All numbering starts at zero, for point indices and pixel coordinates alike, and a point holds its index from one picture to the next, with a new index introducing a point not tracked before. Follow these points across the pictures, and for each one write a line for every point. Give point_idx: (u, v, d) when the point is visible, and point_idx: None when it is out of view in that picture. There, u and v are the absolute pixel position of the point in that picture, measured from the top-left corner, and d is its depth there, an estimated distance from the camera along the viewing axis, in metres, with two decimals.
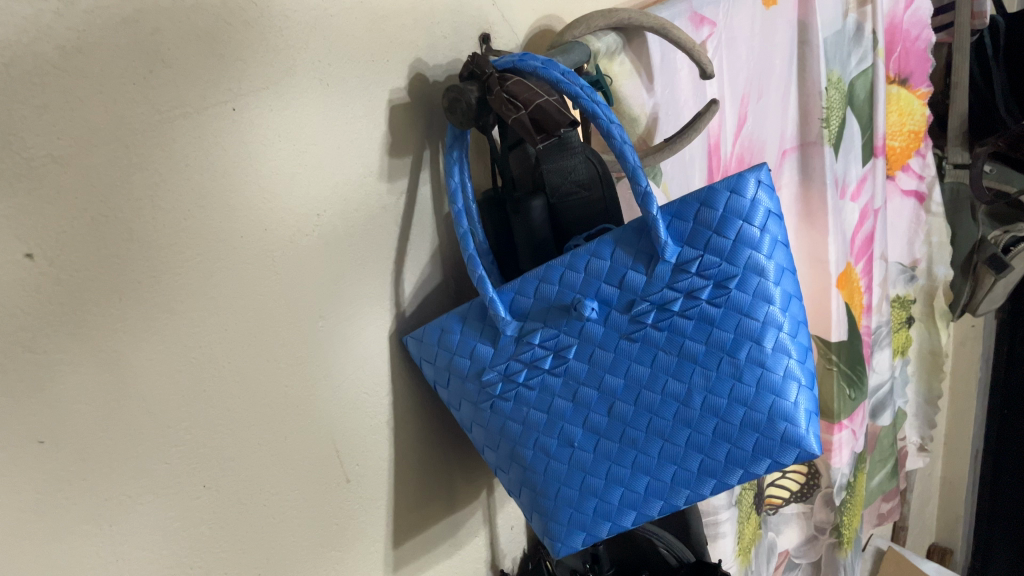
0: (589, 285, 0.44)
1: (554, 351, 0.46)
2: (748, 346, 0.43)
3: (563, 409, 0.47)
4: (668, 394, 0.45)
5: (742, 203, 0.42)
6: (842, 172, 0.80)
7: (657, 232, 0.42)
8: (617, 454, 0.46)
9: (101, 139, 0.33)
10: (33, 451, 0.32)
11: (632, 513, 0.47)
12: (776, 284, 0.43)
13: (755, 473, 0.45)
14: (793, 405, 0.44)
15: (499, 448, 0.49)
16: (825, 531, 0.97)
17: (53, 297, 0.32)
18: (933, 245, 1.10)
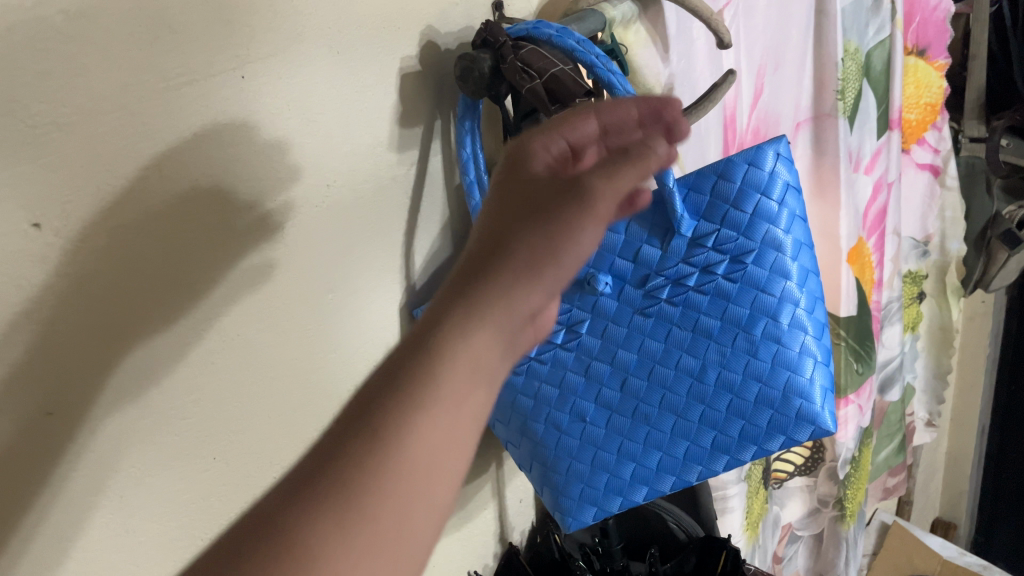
0: (603, 259, 0.44)
1: (566, 326, 0.45)
2: (764, 321, 0.43)
3: (575, 384, 0.46)
4: (682, 369, 0.44)
5: (760, 176, 0.41)
6: (857, 146, 0.79)
7: (672, 206, 0.41)
8: (629, 430, 0.46)
9: (106, 107, 0.32)
10: (41, 424, 0.32)
11: (644, 488, 0.47)
12: (793, 259, 0.42)
13: (768, 450, 0.45)
14: (808, 381, 0.43)
15: (510, 423, 0.49)
16: (828, 505, 0.97)
17: (60, 269, 0.31)
18: (946, 220, 1.10)
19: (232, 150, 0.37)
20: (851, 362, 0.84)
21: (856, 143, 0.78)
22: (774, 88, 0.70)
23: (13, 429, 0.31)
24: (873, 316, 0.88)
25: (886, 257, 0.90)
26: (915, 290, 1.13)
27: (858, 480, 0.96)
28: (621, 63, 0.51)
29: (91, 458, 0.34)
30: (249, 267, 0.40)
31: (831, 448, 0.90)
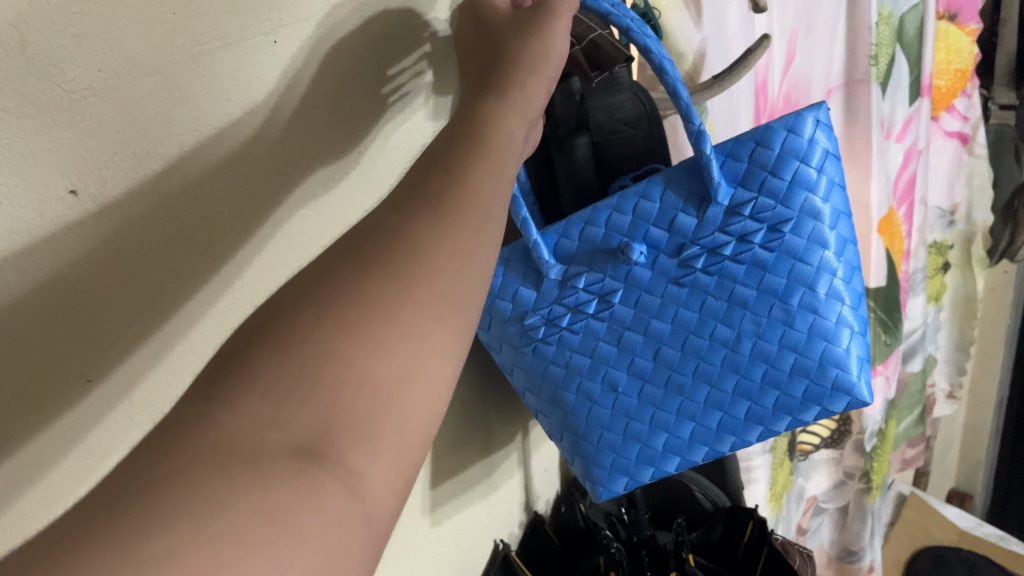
0: (637, 228, 0.43)
1: (599, 296, 0.45)
2: (801, 292, 0.42)
3: (607, 354, 0.46)
4: (716, 339, 0.44)
5: (800, 142, 0.40)
6: (889, 113, 0.78)
7: (710, 174, 0.40)
8: (662, 400, 0.47)
9: (142, 71, 0.31)
10: (80, 389, 0.32)
11: (676, 459, 0.48)
12: (832, 228, 0.41)
13: (803, 421, 0.46)
14: (845, 351, 0.43)
15: (540, 393, 0.49)
16: (853, 477, 0.97)
17: (97, 234, 0.31)
18: (974, 188, 1.08)
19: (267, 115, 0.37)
20: (879, 334, 0.84)
21: (888, 109, 0.77)
22: (805, 54, 0.69)
23: (54, 395, 0.31)
24: (902, 286, 0.87)
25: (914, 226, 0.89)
26: (940, 260, 1.14)
27: (883, 452, 0.96)
28: (654, 27, 0.49)
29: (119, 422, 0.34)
30: (279, 235, 0.40)
31: (857, 422, 0.90)
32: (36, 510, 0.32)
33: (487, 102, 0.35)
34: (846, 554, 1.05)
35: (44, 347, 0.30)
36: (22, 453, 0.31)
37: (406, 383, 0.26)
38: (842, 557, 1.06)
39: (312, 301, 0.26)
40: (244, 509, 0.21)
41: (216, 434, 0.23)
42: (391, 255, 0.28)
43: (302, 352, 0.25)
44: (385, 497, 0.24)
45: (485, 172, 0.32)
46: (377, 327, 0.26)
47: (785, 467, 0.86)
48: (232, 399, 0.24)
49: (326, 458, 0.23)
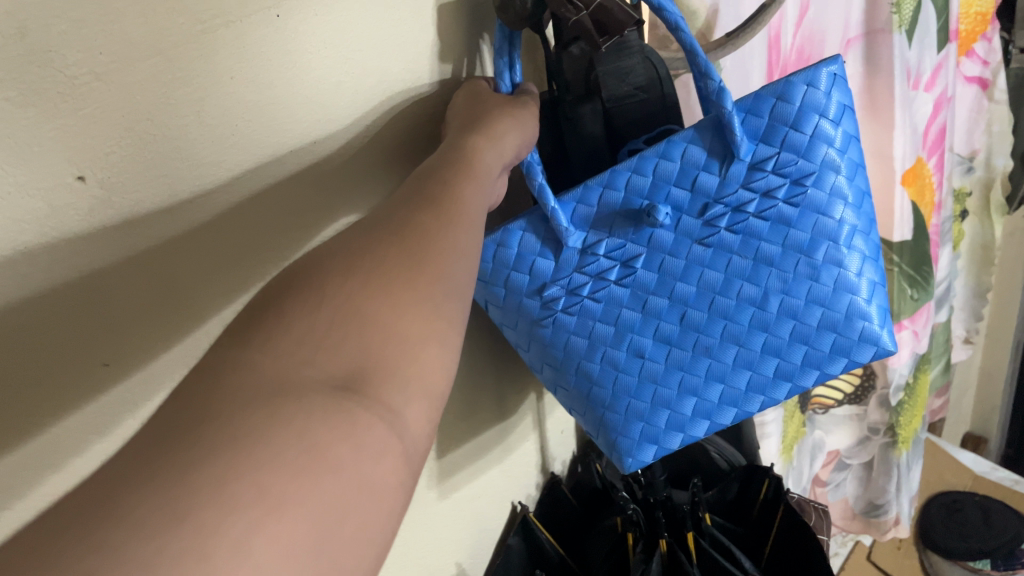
0: (658, 190, 0.43)
1: (621, 262, 0.45)
2: (826, 245, 0.43)
3: (631, 321, 0.46)
4: (743, 298, 0.44)
5: (819, 93, 0.40)
6: (916, 62, 0.75)
7: (731, 131, 0.40)
8: (689, 363, 0.47)
9: (143, 53, 0.30)
10: (98, 374, 0.33)
11: (706, 422, 0.49)
12: (851, 180, 0.42)
13: (831, 373, 0.46)
14: (869, 301, 0.44)
15: (561, 366, 0.49)
16: (879, 432, 0.97)
17: (107, 221, 0.31)
18: (993, 135, 1.05)
19: (280, 88, 0.37)
20: (904, 288, 0.83)
21: (914, 58, 0.75)
22: (823, 3, 0.67)
23: (69, 379, 0.31)
24: (930, 239, 0.86)
25: (944, 177, 0.87)
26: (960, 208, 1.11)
27: (912, 407, 0.96)
28: None
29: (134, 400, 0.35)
30: (288, 213, 0.40)
31: (882, 375, 0.91)
32: (58, 492, 0.33)
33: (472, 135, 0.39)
34: (872, 508, 1.05)
35: (59, 334, 0.30)
36: (39, 434, 0.31)
37: (424, 342, 0.28)
38: (868, 513, 1.07)
39: (339, 264, 0.28)
40: (288, 440, 0.22)
41: (249, 381, 0.24)
42: (403, 234, 0.30)
43: (332, 307, 0.26)
44: (416, 437, 0.26)
45: (471, 188, 0.35)
46: (399, 289, 0.28)
47: (796, 420, 0.87)
48: (268, 343, 0.25)
49: (364, 398, 0.25)
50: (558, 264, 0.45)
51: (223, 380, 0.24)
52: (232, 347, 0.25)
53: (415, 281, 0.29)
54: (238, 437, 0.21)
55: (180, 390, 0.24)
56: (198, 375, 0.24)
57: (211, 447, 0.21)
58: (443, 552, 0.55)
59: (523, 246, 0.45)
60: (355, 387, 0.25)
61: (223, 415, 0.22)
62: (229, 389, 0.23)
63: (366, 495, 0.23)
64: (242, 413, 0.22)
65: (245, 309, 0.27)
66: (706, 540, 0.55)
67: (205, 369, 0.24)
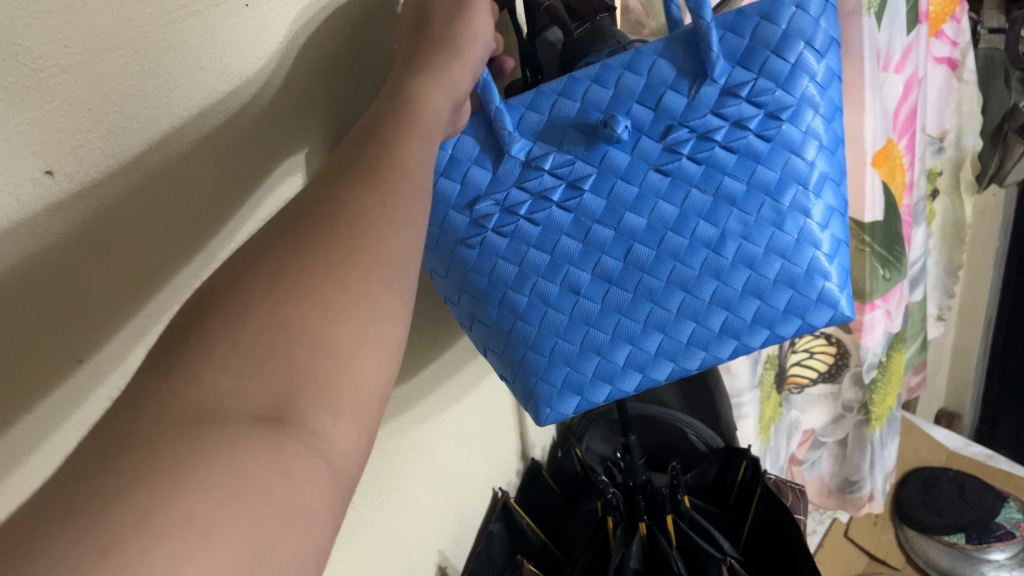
0: (618, 104, 0.42)
1: (568, 181, 0.43)
2: (794, 188, 0.42)
3: (571, 250, 0.44)
4: (697, 238, 0.43)
5: (810, 17, 0.40)
6: (886, 44, 0.76)
7: (708, 45, 0.40)
8: (628, 306, 0.45)
9: (111, 44, 0.30)
10: (71, 369, 0.32)
11: (637, 376, 0.47)
12: (828, 123, 0.42)
13: (780, 334, 0.45)
14: (830, 261, 0.43)
15: (483, 296, 0.47)
16: (852, 410, 0.99)
17: (77, 216, 0.31)
18: (963, 115, 1.06)
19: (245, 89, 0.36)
20: (876, 268, 0.84)
21: (886, 39, 0.75)
22: None
23: (42, 375, 0.31)
24: (902, 220, 0.87)
25: (916, 157, 0.88)
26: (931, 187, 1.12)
27: (886, 386, 0.98)
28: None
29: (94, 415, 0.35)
30: (259, 203, 0.39)
31: (857, 354, 0.92)
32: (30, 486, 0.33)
33: (416, 76, 0.37)
34: (847, 485, 1.07)
35: (31, 331, 0.30)
36: (13, 430, 0.31)
37: (361, 344, 0.27)
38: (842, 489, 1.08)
39: (263, 271, 0.28)
40: (213, 471, 0.22)
41: (173, 413, 0.24)
42: (336, 224, 0.29)
43: (259, 319, 0.26)
44: (345, 455, 0.26)
45: (416, 144, 0.34)
46: (326, 292, 0.27)
47: (772, 401, 0.88)
48: (189, 372, 0.25)
49: (286, 422, 0.25)
50: (496, 177, 0.44)
51: (149, 411, 0.23)
52: (157, 373, 0.25)
53: (383, 269, 0.29)
54: (162, 471, 0.22)
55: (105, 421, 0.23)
56: (125, 406, 0.24)
57: (134, 482, 0.21)
58: (427, 541, 0.55)
59: (457, 151, 0.44)
60: (278, 409, 0.25)
61: (147, 448, 0.22)
62: (154, 421, 0.23)
63: (298, 520, 0.23)
64: (166, 446, 0.22)
65: (168, 330, 0.27)
66: (685, 522, 0.56)
67: (132, 399, 0.24)
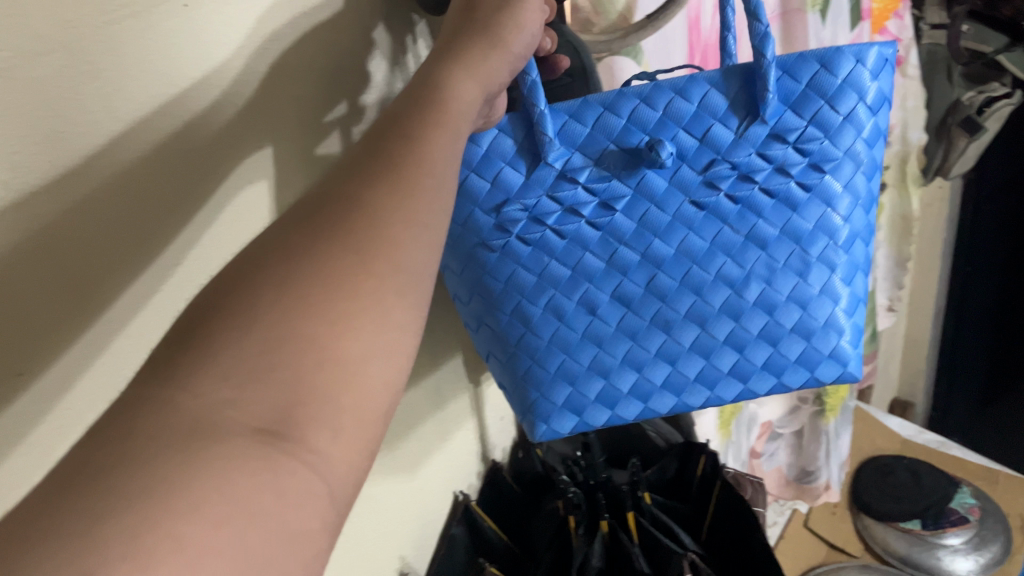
0: (664, 127, 0.43)
1: (601, 201, 0.45)
2: (824, 242, 0.46)
3: (593, 271, 0.47)
4: (722, 275, 0.47)
5: (868, 73, 0.42)
6: (830, 41, 0.77)
7: (765, 85, 0.41)
8: (641, 334, 0.49)
9: (45, 47, 0.29)
10: (13, 385, 0.31)
11: (640, 404, 0.51)
12: (866, 180, 0.45)
13: (786, 383, 0.50)
14: (844, 317, 0.48)
15: (496, 300, 0.50)
16: (807, 402, 1.04)
17: (14, 225, 0.29)
18: (908, 110, 1.07)
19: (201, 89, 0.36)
20: None
21: (829, 36, 0.77)
22: None
23: None
24: None
25: None
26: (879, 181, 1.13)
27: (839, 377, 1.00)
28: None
29: (45, 439, 0.33)
30: (207, 208, 0.38)
31: None
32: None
33: (450, 66, 0.37)
34: (803, 475, 1.10)
35: None
36: None
37: (367, 360, 0.27)
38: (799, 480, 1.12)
39: (269, 278, 0.27)
40: (205, 493, 0.22)
41: (168, 425, 0.23)
42: (351, 230, 0.29)
43: (265, 331, 0.25)
44: (341, 474, 0.25)
45: (442, 138, 0.34)
46: (337, 303, 0.27)
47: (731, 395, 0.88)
48: (192, 378, 0.24)
49: (288, 439, 0.24)
50: (528, 184, 0.45)
51: (140, 422, 0.23)
52: (149, 381, 0.24)
53: (352, 275, 0.28)
54: (151, 488, 0.21)
55: (94, 432, 0.23)
56: (112, 416, 0.23)
57: (119, 499, 0.21)
58: (387, 548, 0.55)
59: (493, 148, 0.45)
60: (280, 426, 0.24)
61: (136, 460, 0.22)
62: (144, 433, 0.22)
63: (287, 545, 0.23)
64: (156, 462, 0.22)
65: (174, 330, 0.26)
66: (646, 518, 0.56)
67: (121, 408, 0.24)
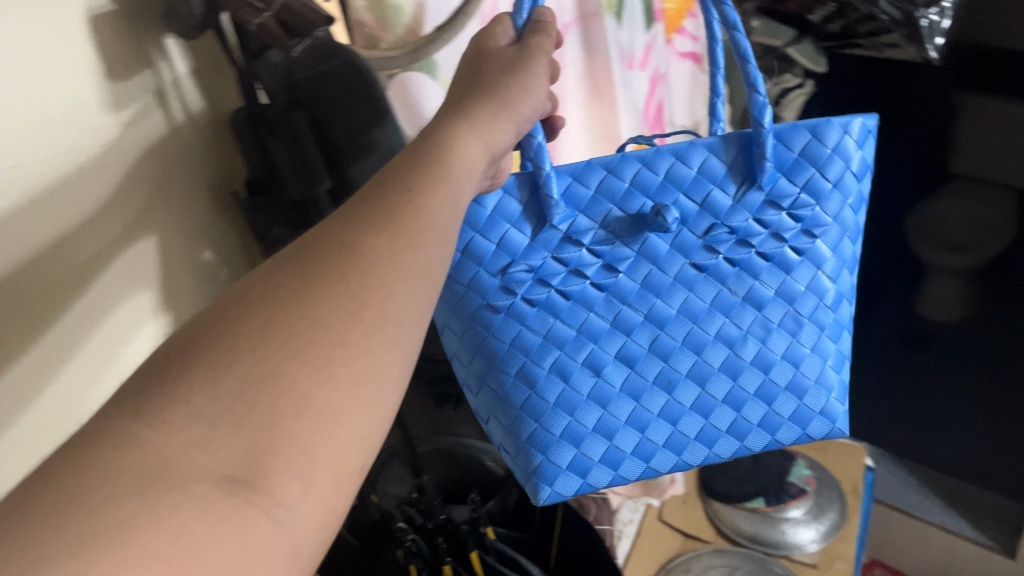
0: (668, 191, 0.47)
1: (606, 262, 0.48)
2: (813, 302, 0.50)
3: (598, 330, 0.49)
4: (722, 335, 0.50)
5: (853, 143, 0.48)
6: (627, 43, 0.77)
7: (763, 151, 0.46)
8: (645, 394, 0.50)
9: None
10: None
11: (642, 465, 0.51)
12: (851, 244, 0.50)
13: (780, 440, 0.52)
14: (831, 376, 0.52)
15: (499, 361, 0.49)
16: None
17: None
18: (711, 105, 1.10)
19: (67, 165, 0.38)
20: None
21: (626, 40, 0.77)
22: None
23: None
24: None
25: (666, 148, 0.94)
26: None
27: None
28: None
29: None
30: None
31: None
32: None
33: (458, 127, 0.40)
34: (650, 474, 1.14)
35: None
36: None
37: (349, 412, 0.29)
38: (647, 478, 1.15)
39: (258, 312, 0.29)
40: (162, 539, 0.23)
41: (127, 464, 0.25)
42: (345, 265, 0.31)
43: (244, 369, 0.28)
44: (308, 530, 0.27)
45: (444, 192, 0.36)
46: (331, 358, 0.29)
47: None
48: (163, 413, 0.26)
49: (255, 489, 0.26)
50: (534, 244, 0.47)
51: (102, 456, 0.25)
52: (115, 415, 0.26)
53: (334, 335, 0.29)
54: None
55: (54, 465, 0.25)
56: (69, 449, 0.25)
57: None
58: None
59: (498, 209, 0.47)
60: (249, 474, 0.26)
61: (89, 500, 0.24)
62: (99, 471, 0.24)
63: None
64: (110, 507, 0.24)
65: None
66: (492, 555, 0.54)
67: (82, 440, 0.26)
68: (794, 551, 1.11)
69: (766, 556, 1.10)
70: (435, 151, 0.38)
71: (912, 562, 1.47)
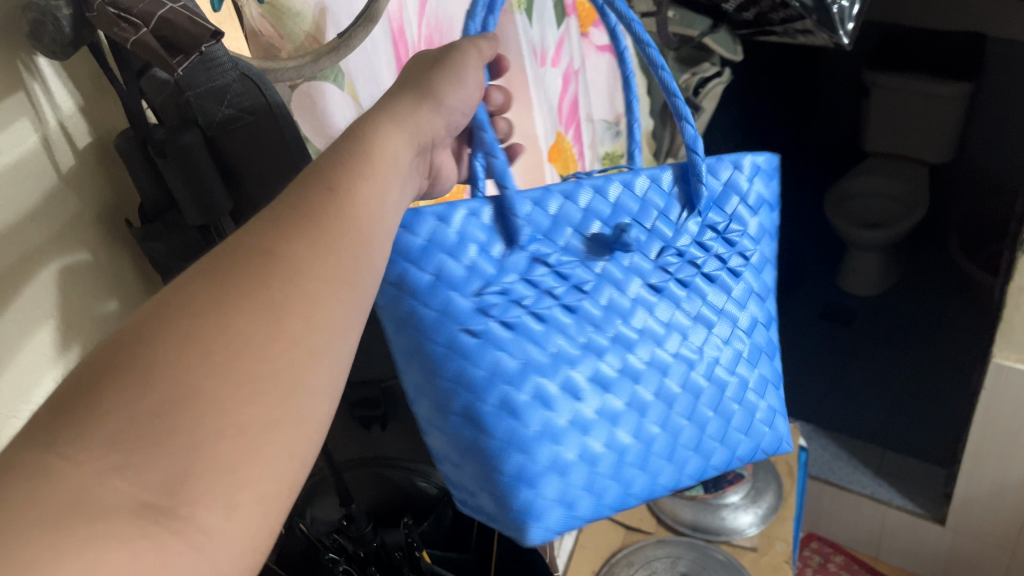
0: (614, 214, 0.46)
1: (571, 284, 0.45)
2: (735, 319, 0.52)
3: (572, 354, 0.45)
4: (674, 353, 0.49)
5: (756, 178, 0.52)
6: (540, 40, 0.76)
7: (698, 179, 0.48)
8: (621, 417, 0.46)
9: None
10: None
11: (622, 496, 0.47)
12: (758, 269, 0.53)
13: (728, 458, 0.52)
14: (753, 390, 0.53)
15: (479, 395, 0.43)
16: None
17: None
18: None
19: None
20: None
21: (539, 37, 0.76)
22: None
23: None
24: None
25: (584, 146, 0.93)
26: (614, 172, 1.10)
27: None
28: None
29: None
30: None
31: None
32: None
33: (380, 118, 0.37)
34: None
35: None
36: None
37: (273, 429, 0.27)
38: None
39: (171, 332, 0.27)
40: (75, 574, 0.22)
41: (40, 494, 0.23)
42: (266, 270, 0.29)
43: (162, 391, 0.25)
44: (232, 555, 0.26)
45: (365, 188, 0.34)
46: (247, 363, 0.27)
47: None
48: (77, 439, 0.24)
49: (175, 516, 0.24)
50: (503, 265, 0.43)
51: (12, 485, 0.23)
52: (28, 440, 0.24)
53: (256, 353, 0.28)
54: None
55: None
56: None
57: None
58: None
59: (465, 229, 0.42)
60: (170, 500, 0.25)
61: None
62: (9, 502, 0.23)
63: None
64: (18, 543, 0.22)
65: None
66: None
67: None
68: (734, 535, 1.12)
69: (706, 543, 1.11)
70: (353, 148, 0.35)
71: (847, 535, 1.41)
